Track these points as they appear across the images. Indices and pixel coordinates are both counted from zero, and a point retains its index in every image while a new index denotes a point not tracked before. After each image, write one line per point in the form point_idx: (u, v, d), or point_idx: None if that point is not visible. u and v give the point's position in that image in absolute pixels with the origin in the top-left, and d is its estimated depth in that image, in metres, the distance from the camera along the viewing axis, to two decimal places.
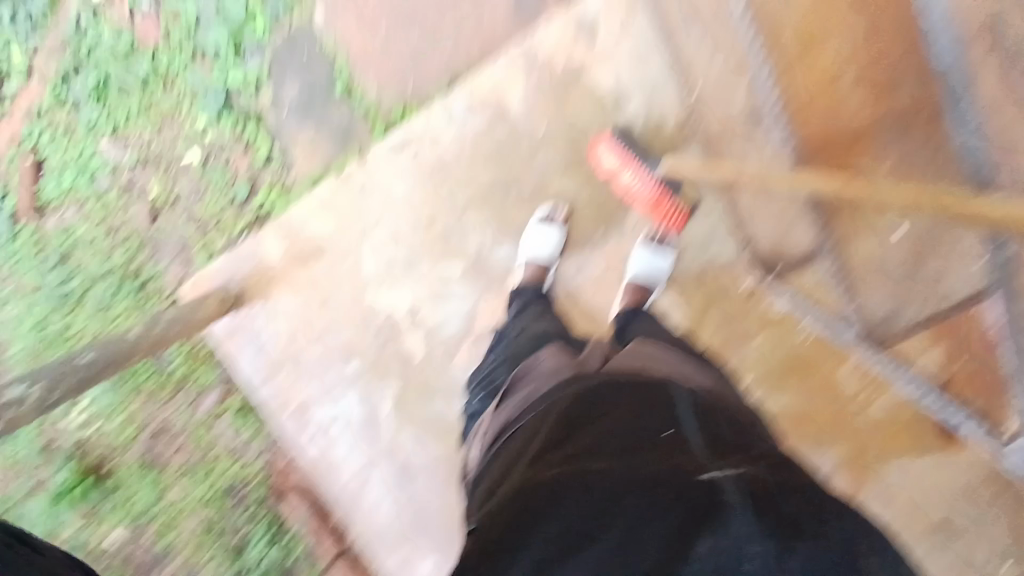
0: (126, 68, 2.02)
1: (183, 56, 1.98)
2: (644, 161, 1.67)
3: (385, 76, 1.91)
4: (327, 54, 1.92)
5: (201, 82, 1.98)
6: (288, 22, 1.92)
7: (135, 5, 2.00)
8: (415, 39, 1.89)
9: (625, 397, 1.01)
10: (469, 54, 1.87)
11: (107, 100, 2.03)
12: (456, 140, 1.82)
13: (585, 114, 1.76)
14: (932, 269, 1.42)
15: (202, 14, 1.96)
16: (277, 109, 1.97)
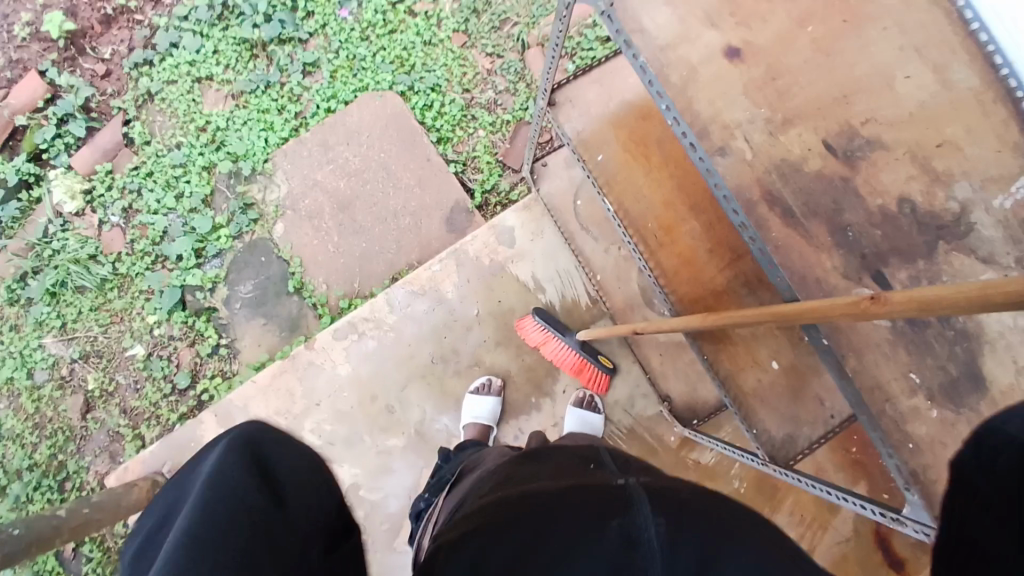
0: (85, 272, 2.19)
1: (144, 263, 2.20)
2: (561, 336, 1.93)
3: (336, 276, 2.20)
4: (284, 258, 2.21)
5: (160, 282, 2.18)
6: (250, 235, 2.23)
7: (104, 220, 2.25)
8: (363, 245, 2.21)
9: (552, 459, 1.04)
10: (410, 259, 2.21)
11: (60, 299, 2.19)
12: (399, 327, 2.05)
13: (512, 301, 2.06)
14: (813, 392, 1.34)
15: (170, 227, 2.23)
16: (230, 305, 2.19)
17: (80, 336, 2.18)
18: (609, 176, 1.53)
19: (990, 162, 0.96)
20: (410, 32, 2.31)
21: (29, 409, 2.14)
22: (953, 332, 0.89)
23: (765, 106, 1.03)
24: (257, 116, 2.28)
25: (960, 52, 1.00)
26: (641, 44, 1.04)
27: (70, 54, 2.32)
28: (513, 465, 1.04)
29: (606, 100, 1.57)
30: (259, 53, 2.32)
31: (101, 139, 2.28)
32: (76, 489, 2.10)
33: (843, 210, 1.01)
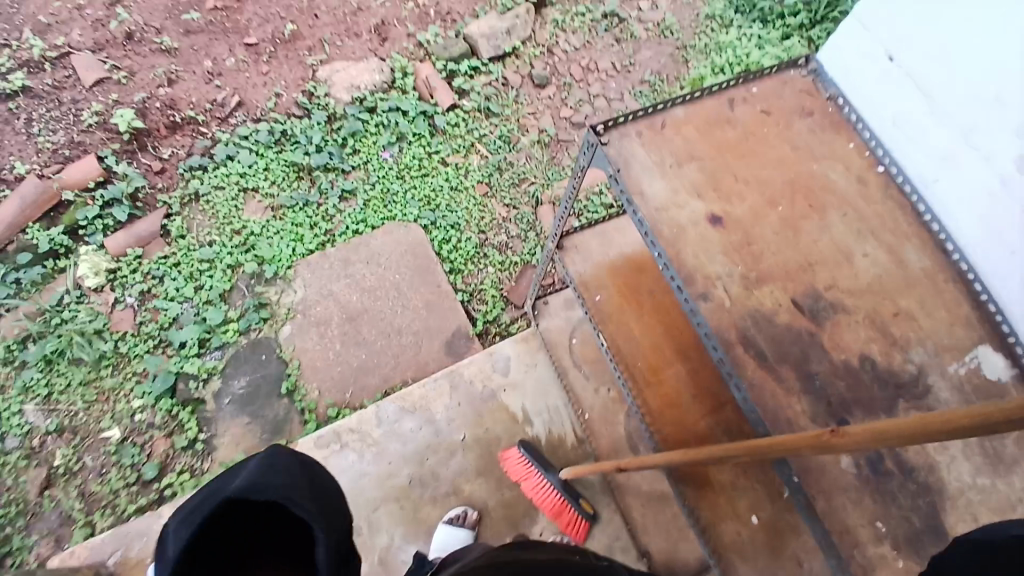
0: (87, 345, 2.26)
1: (145, 346, 2.28)
2: (544, 472, 1.88)
3: (330, 383, 2.24)
4: (283, 360, 2.27)
5: (157, 367, 2.23)
6: (256, 333, 2.31)
7: (120, 299, 2.36)
8: (363, 357, 2.28)
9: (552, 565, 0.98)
10: (405, 375, 2.26)
11: (54, 367, 2.23)
12: (384, 442, 2.04)
13: (499, 429, 2.06)
14: (793, 552, 1.29)
15: (181, 315, 2.33)
16: (220, 400, 2.22)
17: (63, 407, 2.20)
18: (603, 315, 1.65)
19: (936, 334, 1.13)
20: (441, 177, 2.61)
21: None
22: (915, 485, 1.03)
23: (741, 266, 1.17)
24: (290, 228, 2.49)
25: (911, 240, 1.22)
26: (639, 204, 1.19)
27: (131, 149, 2.61)
28: (504, 550, 1.02)
29: (606, 249, 1.75)
30: (304, 176, 2.60)
31: (139, 226, 2.46)
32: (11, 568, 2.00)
33: (810, 360, 1.10)
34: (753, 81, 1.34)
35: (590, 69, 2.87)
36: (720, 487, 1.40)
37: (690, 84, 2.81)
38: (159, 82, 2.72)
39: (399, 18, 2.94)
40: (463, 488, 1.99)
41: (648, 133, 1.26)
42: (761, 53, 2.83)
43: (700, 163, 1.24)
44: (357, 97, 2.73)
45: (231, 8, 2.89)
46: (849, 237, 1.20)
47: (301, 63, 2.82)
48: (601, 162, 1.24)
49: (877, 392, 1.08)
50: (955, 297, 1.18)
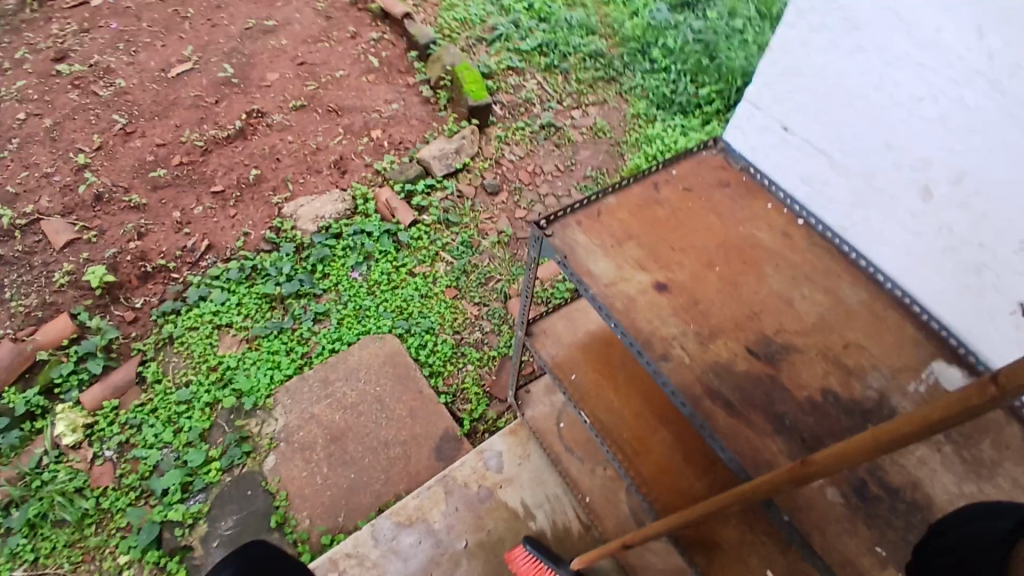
0: (69, 505, 2.15)
1: (127, 499, 2.19)
2: (557, 568, 1.80)
3: (320, 511, 2.16)
4: (270, 492, 2.20)
5: (141, 518, 2.13)
6: (240, 468, 2.26)
7: (98, 453, 2.30)
8: (352, 477, 2.23)
9: None
10: (397, 489, 2.21)
11: (37, 530, 2.12)
12: (384, 563, 1.95)
13: (501, 530, 2.00)
14: None
15: (161, 461, 2.26)
16: (208, 544, 2.11)
17: (46, 573, 2.07)
18: (582, 392, 1.69)
19: (884, 358, 1.23)
20: (411, 287, 2.72)
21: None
22: (902, 503, 1.07)
23: (693, 324, 1.26)
24: (266, 357, 2.52)
25: (841, 278, 1.35)
26: (591, 284, 1.30)
27: (104, 303, 2.66)
28: None
29: (573, 330, 1.83)
30: (276, 305, 2.67)
31: (115, 377, 2.44)
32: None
33: (775, 401, 1.17)
34: (672, 165, 1.52)
35: (536, 173, 3.14)
36: (731, 548, 1.38)
37: (630, 172, 3.10)
38: (128, 237, 2.82)
39: (356, 152, 3.20)
40: None
41: (586, 221, 1.40)
42: (687, 139, 3.21)
43: (637, 241, 1.37)
44: (322, 226, 2.89)
45: (196, 162, 3.10)
46: (786, 284, 1.32)
47: (266, 203, 2.96)
48: (549, 250, 1.36)
49: (844, 422, 1.14)
50: (894, 322, 1.29)
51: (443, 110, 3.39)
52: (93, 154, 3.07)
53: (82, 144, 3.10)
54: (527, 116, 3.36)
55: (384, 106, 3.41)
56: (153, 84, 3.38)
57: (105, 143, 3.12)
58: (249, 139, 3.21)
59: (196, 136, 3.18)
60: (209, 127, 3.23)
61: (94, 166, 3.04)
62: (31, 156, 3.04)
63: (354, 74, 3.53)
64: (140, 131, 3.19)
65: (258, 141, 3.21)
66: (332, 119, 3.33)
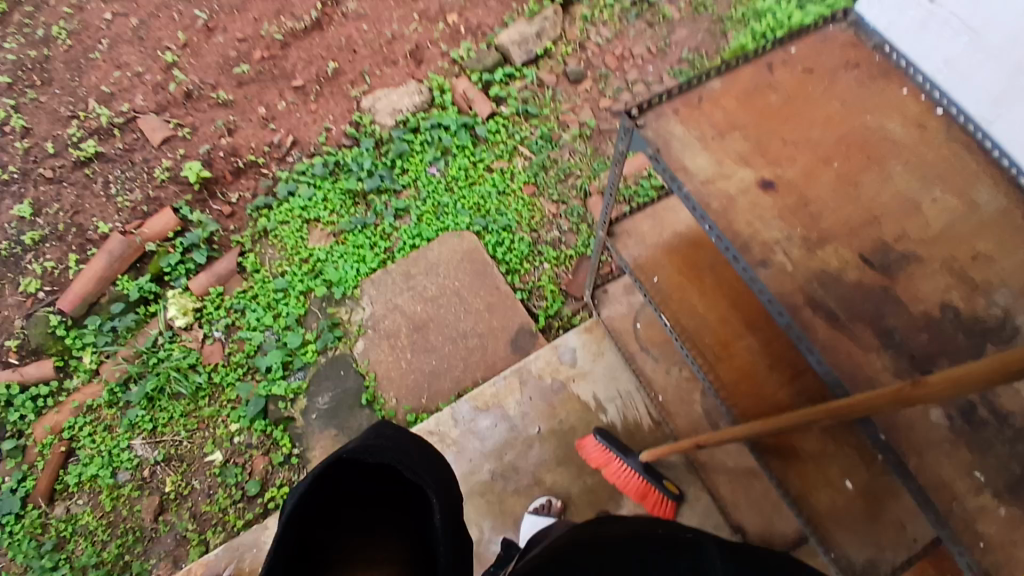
0: (183, 379, 2.48)
1: (236, 374, 2.47)
2: (624, 457, 1.90)
3: (405, 392, 2.35)
4: (360, 373, 2.41)
5: (249, 392, 2.42)
6: (334, 350, 2.46)
7: (209, 334, 2.58)
8: (434, 363, 2.38)
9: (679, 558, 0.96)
10: (475, 377, 2.34)
11: (155, 402, 2.47)
12: (463, 441, 2.12)
13: (573, 420, 2.10)
14: (893, 514, 1.32)
15: (265, 342, 2.52)
16: (308, 415, 2.38)
17: (167, 437, 2.43)
18: (664, 295, 1.64)
19: (1023, 272, 1.09)
20: (488, 184, 2.69)
21: (107, 507, 2.35)
22: (1014, 430, 1.00)
23: (799, 229, 1.16)
24: (352, 251, 2.64)
25: (983, 179, 1.17)
26: (686, 181, 1.21)
27: (203, 197, 2.84)
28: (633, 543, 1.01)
29: (659, 231, 1.73)
30: (360, 201, 2.75)
31: (217, 267, 2.67)
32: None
33: (884, 314, 1.08)
34: (792, 43, 1.32)
35: (624, 58, 2.88)
36: (810, 456, 1.39)
37: (730, 55, 2.77)
38: (220, 134, 2.94)
39: (432, 38, 3.05)
40: (544, 478, 2.04)
41: (685, 110, 1.27)
42: (802, 16, 2.78)
43: (745, 132, 1.24)
44: (400, 120, 2.85)
45: (277, 57, 3.08)
46: (914, 185, 1.17)
47: (345, 97, 2.98)
48: (640, 143, 1.25)
49: (962, 340, 1.05)
50: None
51: None
52: (180, 51, 3.11)
53: (169, 43, 3.13)
54: None
55: None
56: None
57: (190, 40, 3.14)
58: (325, 29, 3.12)
59: (274, 28, 3.12)
60: (286, 17, 3.15)
61: (181, 64, 3.09)
62: (122, 56, 3.12)
63: None
64: (221, 25, 3.17)
65: (334, 32, 3.12)
66: (407, 3, 3.14)
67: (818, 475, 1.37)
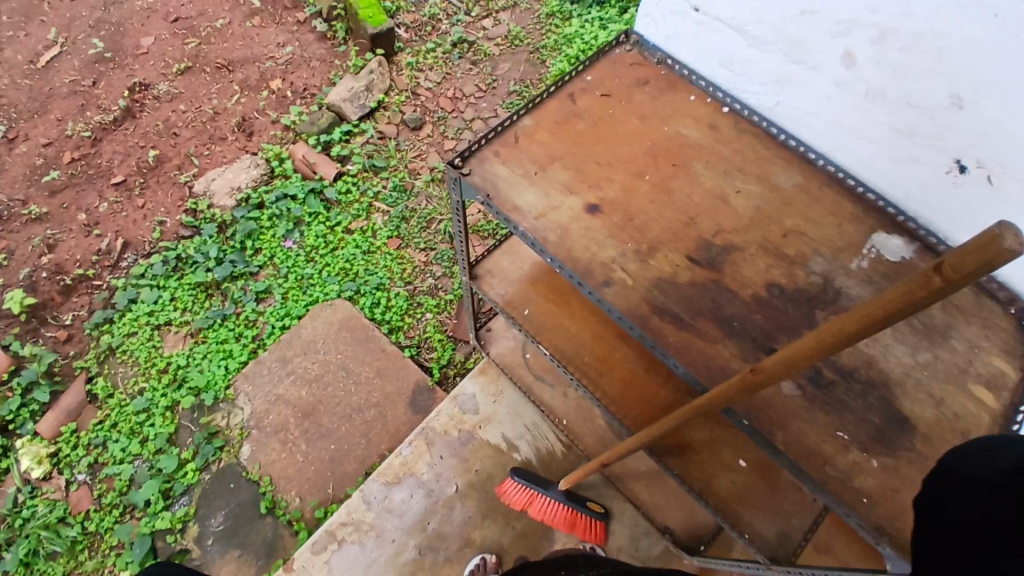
0: (55, 538, 2.09)
1: (111, 517, 2.14)
2: (544, 491, 1.88)
3: (308, 486, 2.16)
4: (253, 479, 2.18)
5: (130, 533, 2.10)
6: (217, 464, 2.21)
7: (70, 480, 2.21)
8: (333, 449, 2.21)
9: None
10: (380, 449, 2.21)
11: (25, 574, 2.06)
12: (381, 523, 1.98)
13: (487, 467, 2.04)
14: (788, 480, 1.40)
15: (136, 474, 2.20)
16: (202, 542, 2.10)
17: None
18: (537, 325, 1.65)
19: (827, 240, 1.21)
20: (350, 246, 2.58)
21: None
22: (857, 384, 1.09)
23: (632, 242, 1.21)
24: (216, 349, 2.40)
25: (775, 165, 1.29)
26: (519, 219, 1.22)
27: (32, 327, 2.47)
28: None
29: (519, 264, 1.75)
30: (214, 292, 2.52)
31: (66, 401, 2.32)
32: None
33: (723, 306, 1.15)
34: (586, 70, 1.40)
35: (458, 96, 2.93)
36: (703, 446, 1.44)
37: (554, 78, 2.91)
38: (40, 252, 2.59)
39: (259, 110, 2.92)
40: (476, 534, 1.96)
41: (505, 151, 1.29)
42: (607, 32, 3.01)
43: (563, 161, 1.28)
44: (241, 198, 2.68)
45: (87, 155, 2.79)
46: (720, 180, 1.27)
47: (175, 184, 2.75)
48: (470, 191, 1.26)
49: (793, 312, 1.14)
50: (833, 201, 1.26)
51: (344, 44, 3.07)
52: None
53: None
54: (435, 35, 3.10)
55: (278, 50, 3.07)
56: (24, 79, 2.99)
57: None
58: (138, 117, 2.88)
59: (80, 126, 2.84)
60: (92, 112, 2.87)
61: None
62: None
63: (237, 21, 3.16)
64: (23, 133, 2.84)
65: (149, 117, 2.88)
66: (225, 76, 3.00)
67: (713, 461, 1.42)
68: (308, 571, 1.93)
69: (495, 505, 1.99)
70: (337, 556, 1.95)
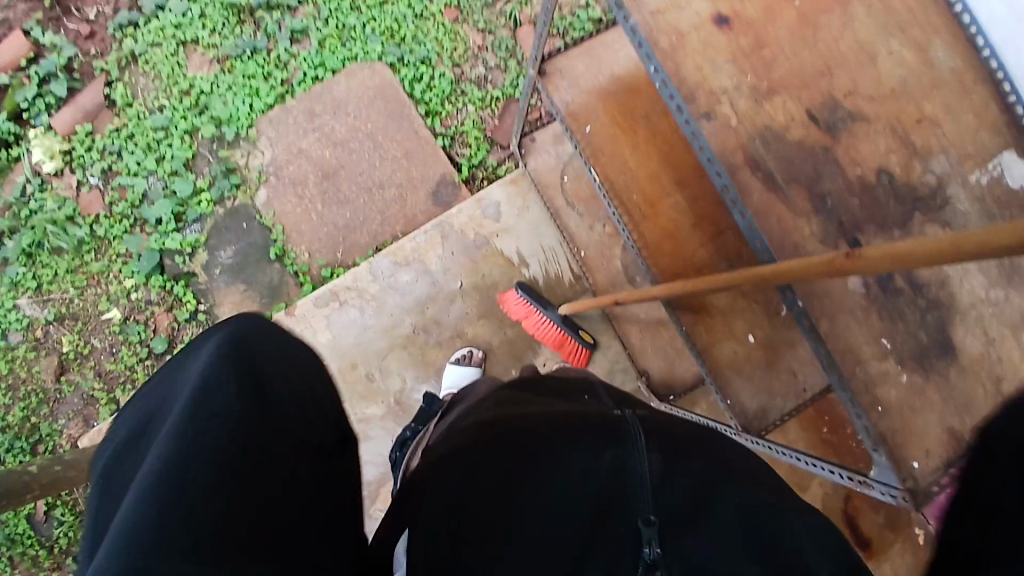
0: (62, 234, 2.15)
1: (122, 226, 2.17)
2: (543, 309, 1.94)
3: (319, 245, 2.19)
4: (266, 225, 2.19)
5: (140, 245, 2.16)
6: (233, 201, 2.20)
7: (82, 181, 2.20)
8: (348, 216, 2.19)
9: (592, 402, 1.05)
10: (395, 230, 2.20)
11: (37, 258, 2.16)
12: (382, 296, 2.06)
13: (496, 275, 2.06)
14: (788, 364, 1.42)
15: (150, 190, 2.19)
16: (211, 270, 2.18)
17: (62, 306, 2.16)
18: (594, 147, 1.52)
19: (969, 138, 1.04)
20: (402, 4, 2.28)
21: (2, 370, 2.13)
22: (924, 301, 1.05)
23: (751, 75, 1.05)
24: (242, 82, 2.23)
25: (944, 30, 1.06)
26: (633, 10, 1.04)
27: (56, 15, 2.25)
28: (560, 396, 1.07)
29: (595, 73, 1.56)
30: (246, 19, 2.26)
31: (83, 101, 2.22)
32: (46, 451, 2.10)
33: (822, 179, 1.04)
34: None
35: None
36: (719, 311, 1.44)
37: None
38: None
39: None
40: (469, 330, 2.05)
41: None
42: None
43: None
44: None
45: None
46: (873, 30, 1.05)
47: None
48: None
49: (891, 208, 1.03)
50: (995, 94, 1.04)
51: None
52: None
53: None
54: None
55: None
56: None
57: None
58: None
59: None
60: None
61: None
62: None
63: None
64: None
65: None
66: None
67: (722, 327, 1.44)
68: (308, 319, 2.05)
69: (493, 311, 2.06)
70: (338, 315, 2.05)
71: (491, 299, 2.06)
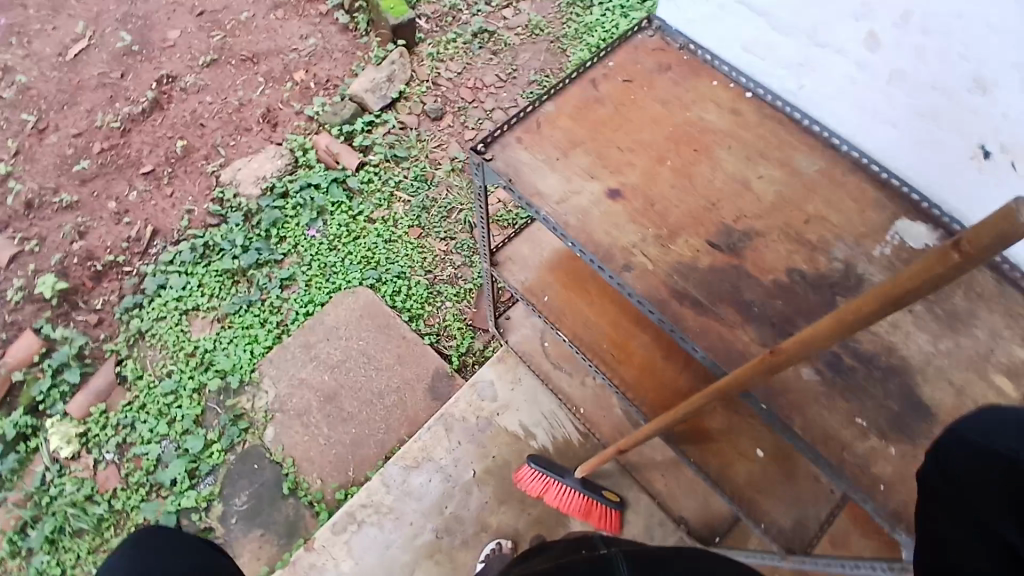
0: (82, 514, 2.18)
1: (138, 495, 2.21)
2: (561, 478, 1.90)
3: (328, 469, 2.21)
4: (276, 462, 2.24)
5: (155, 511, 2.18)
6: (243, 445, 2.27)
7: (99, 459, 2.29)
8: (353, 432, 2.26)
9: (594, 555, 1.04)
10: (400, 434, 2.25)
11: (60, 544, 2.15)
12: (399, 505, 2.02)
13: (505, 453, 2.07)
14: (804, 469, 1.41)
15: (163, 454, 2.27)
16: (227, 522, 2.17)
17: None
18: (556, 312, 1.66)
19: (858, 223, 1.21)
20: (373, 235, 2.63)
21: None
22: (880, 370, 1.12)
23: (653, 227, 1.22)
24: (242, 334, 2.46)
25: (800, 148, 1.29)
26: (542, 206, 1.23)
27: (63, 311, 2.52)
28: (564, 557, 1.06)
29: (540, 250, 1.75)
30: (240, 279, 2.57)
31: (94, 382, 2.39)
32: None
33: (743, 291, 1.17)
34: (608, 56, 1.40)
35: (479, 88, 2.94)
36: (721, 435, 1.45)
37: (574, 67, 2.92)
38: (70, 240, 2.65)
39: (284, 99, 2.96)
40: (491, 519, 1.99)
41: (527, 136, 1.30)
42: (629, 22, 3.01)
43: (584, 147, 1.29)
44: (265, 187, 2.72)
45: (117, 145, 2.85)
46: (742, 166, 1.26)
47: (201, 174, 2.79)
48: (493, 176, 1.28)
49: (813, 298, 1.15)
50: (858, 187, 1.25)
51: (366, 35, 3.09)
52: (10, 159, 2.83)
53: None
54: (456, 25, 3.11)
55: (302, 42, 3.12)
56: (53, 70, 3.04)
57: (20, 145, 2.85)
58: (166, 108, 2.93)
59: (110, 116, 2.90)
60: (121, 103, 2.93)
61: (14, 171, 2.80)
62: None
63: (261, 13, 3.19)
64: (52, 123, 2.91)
65: (176, 109, 2.93)
66: (250, 68, 3.05)
67: (730, 449, 1.43)
68: (326, 551, 1.98)
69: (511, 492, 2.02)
70: (357, 536, 1.99)
71: (507, 480, 2.03)
